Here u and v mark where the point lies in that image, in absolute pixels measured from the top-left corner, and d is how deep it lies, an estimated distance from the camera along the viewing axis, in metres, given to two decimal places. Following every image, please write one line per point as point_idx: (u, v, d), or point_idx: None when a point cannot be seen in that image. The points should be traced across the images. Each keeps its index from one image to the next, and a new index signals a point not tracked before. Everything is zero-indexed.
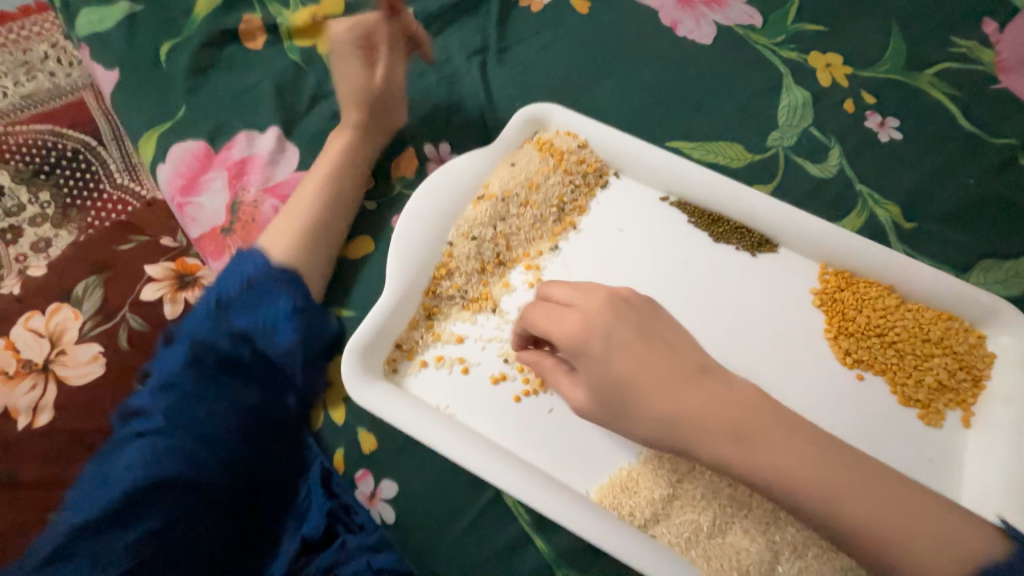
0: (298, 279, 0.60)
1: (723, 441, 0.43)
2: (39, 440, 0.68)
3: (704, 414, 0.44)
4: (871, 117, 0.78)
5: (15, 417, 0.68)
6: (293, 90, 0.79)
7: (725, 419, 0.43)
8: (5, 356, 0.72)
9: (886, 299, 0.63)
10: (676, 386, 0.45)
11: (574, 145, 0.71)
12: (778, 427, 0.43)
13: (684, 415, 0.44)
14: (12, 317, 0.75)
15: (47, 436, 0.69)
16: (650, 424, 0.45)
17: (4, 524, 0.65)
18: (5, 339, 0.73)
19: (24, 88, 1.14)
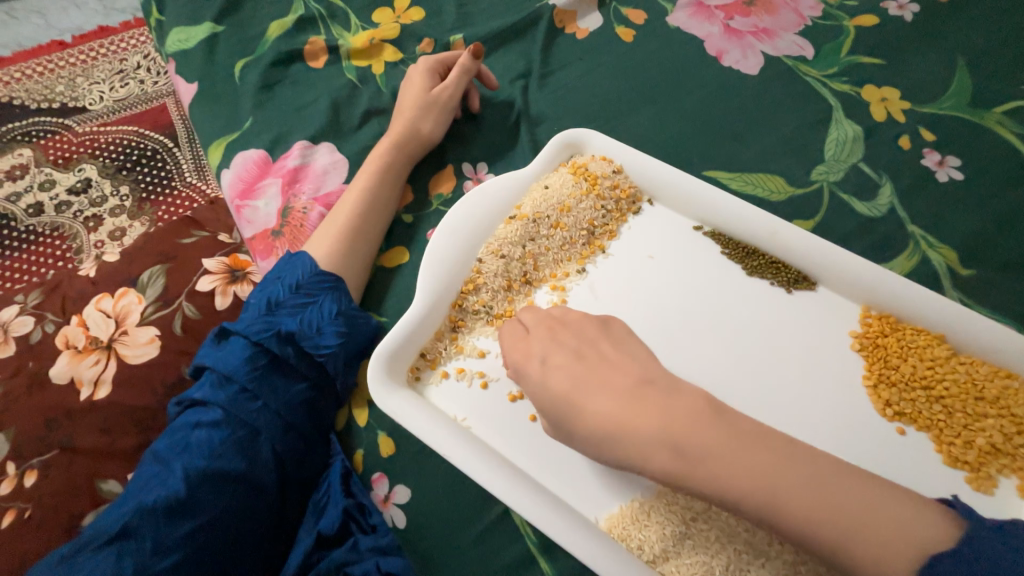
0: (340, 284, 0.64)
1: (662, 453, 0.39)
2: (97, 411, 0.75)
3: (641, 424, 0.41)
4: (928, 155, 0.74)
5: (80, 388, 0.76)
6: (347, 107, 0.85)
7: (657, 430, 0.40)
8: (77, 332, 0.81)
9: (935, 349, 0.59)
10: (618, 400, 0.43)
11: (608, 171, 0.72)
12: (719, 434, 0.39)
13: (623, 426, 0.41)
14: (88, 298, 0.84)
15: (105, 408, 0.75)
16: (593, 437, 0.43)
17: (59, 485, 0.71)
18: (80, 317, 0.82)
19: (117, 93, 1.28)
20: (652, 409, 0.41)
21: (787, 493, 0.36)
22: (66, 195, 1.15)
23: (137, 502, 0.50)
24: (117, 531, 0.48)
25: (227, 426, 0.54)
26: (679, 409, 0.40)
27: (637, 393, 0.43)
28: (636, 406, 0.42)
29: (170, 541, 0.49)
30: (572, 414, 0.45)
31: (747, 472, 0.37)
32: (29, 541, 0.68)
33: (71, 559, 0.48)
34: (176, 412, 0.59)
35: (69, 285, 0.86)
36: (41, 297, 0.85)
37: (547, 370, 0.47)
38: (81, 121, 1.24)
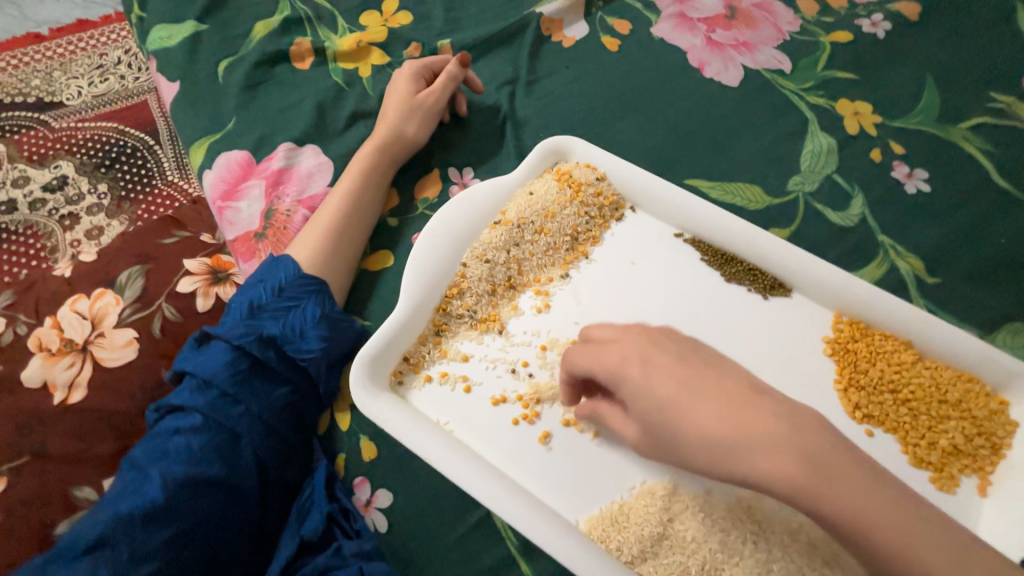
0: (323, 288, 0.63)
1: (790, 465, 0.36)
2: (71, 415, 0.73)
3: (767, 433, 0.37)
4: (898, 168, 0.77)
5: (54, 392, 0.74)
6: (333, 109, 0.84)
7: (787, 441, 0.36)
8: (51, 334, 0.79)
9: (902, 354, 0.61)
10: (732, 407, 0.39)
11: (592, 178, 0.73)
12: (843, 461, 0.37)
13: (747, 434, 0.37)
14: (63, 298, 0.82)
15: (79, 413, 0.74)
16: (703, 443, 0.39)
17: (29, 492, 0.69)
18: (53, 318, 0.80)
19: (97, 89, 1.25)
20: (774, 421, 0.38)
21: (893, 531, 0.35)
22: (41, 193, 1.12)
23: (113, 510, 0.49)
24: (91, 540, 0.48)
25: (208, 432, 0.53)
26: (802, 424, 0.38)
27: (752, 400, 0.39)
28: (757, 414, 0.38)
29: (146, 549, 0.48)
30: (677, 418, 0.40)
31: (862, 499, 0.35)
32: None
33: (43, 569, 0.47)
34: (155, 418, 0.58)
35: (43, 285, 0.84)
36: (14, 297, 0.84)
37: (649, 372, 0.44)
38: (58, 116, 1.21)
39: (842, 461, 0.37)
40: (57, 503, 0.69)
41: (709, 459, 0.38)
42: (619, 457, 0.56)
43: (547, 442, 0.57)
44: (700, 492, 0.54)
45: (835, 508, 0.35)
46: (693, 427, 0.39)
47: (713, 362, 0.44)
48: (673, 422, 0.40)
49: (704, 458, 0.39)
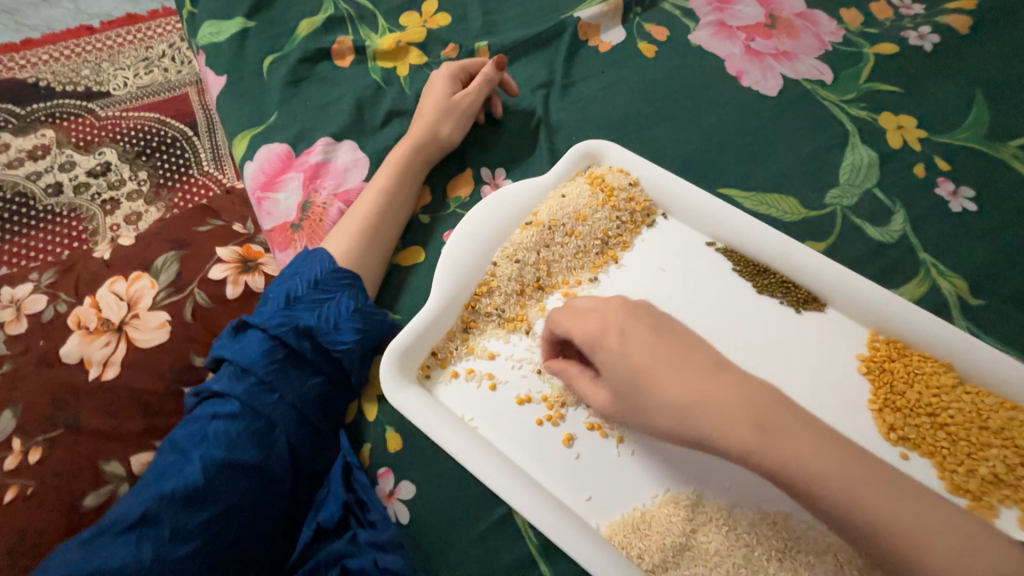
0: (357, 282, 0.65)
1: (746, 430, 0.40)
2: (105, 392, 0.76)
3: (722, 402, 0.42)
4: (942, 185, 0.75)
5: (89, 368, 0.78)
6: (371, 107, 0.86)
7: (744, 410, 0.41)
8: (89, 312, 0.82)
9: (941, 377, 0.59)
10: (704, 381, 0.43)
11: (624, 183, 0.73)
12: (800, 423, 0.41)
13: (713, 406, 0.42)
14: (102, 279, 0.86)
15: (112, 389, 0.77)
16: (667, 411, 0.43)
17: (62, 464, 0.72)
18: (92, 297, 0.84)
19: (142, 80, 1.31)
20: (741, 401, 0.41)
21: (826, 472, 0.38)
22: (85, 178, 1.17)
23: (157, 489, 0.51)
24: (135, 518, 0.49)
25: (244, 419, 0.55)
26: (768, 399, 0.42)
27: (723, 374, 0.44)
28: (729, 391, 0.42)
29: (188, 530, 0.50)
30: (648, 387, 0.45)
31: (832, 464, 0.38)
32: (29, 518, 0.68)
33: (89, 544, 0.49)
34: (192, 403, 0.60)
35: (83, 266, 0.88)
36: (55, 276, 0.87)
37: (625, 339, 0.48)
38: (105, 105, 1.27)
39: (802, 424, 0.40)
40: (88, 476, 0.72)
41: (676, 422, 0.43)
42: (645, 463, 0.56)
43: (571, 445, 0.57)
44: (725, 505, 0.53)
45: (829, 469, 0.38)
46: (670, 398, 0.43)
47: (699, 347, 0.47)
48: (647, 393, 0.45)
49: (664, 418, 0.44)
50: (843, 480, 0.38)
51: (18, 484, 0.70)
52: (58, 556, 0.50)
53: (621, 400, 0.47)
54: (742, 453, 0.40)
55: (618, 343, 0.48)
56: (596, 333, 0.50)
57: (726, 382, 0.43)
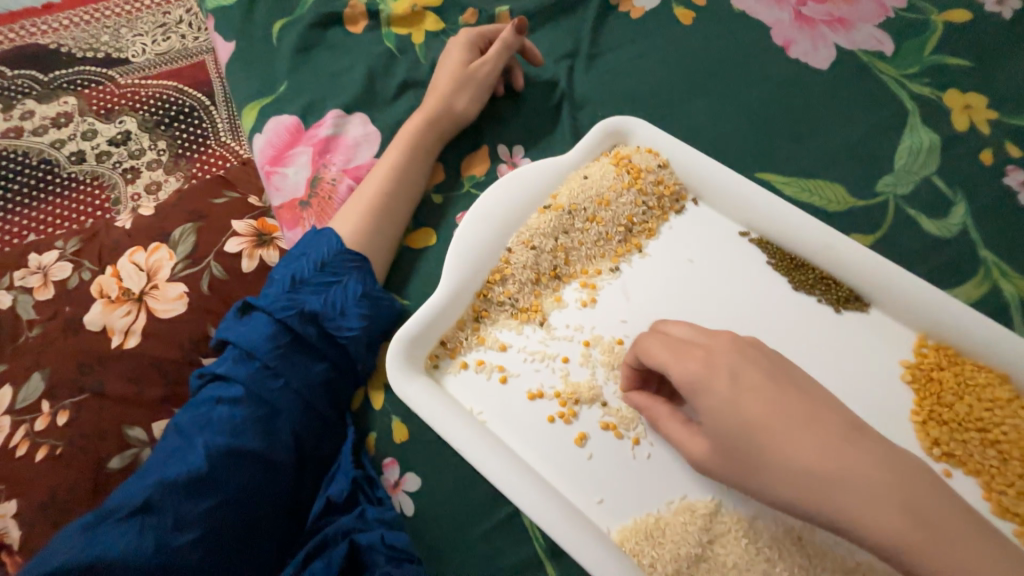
0: (365, 265, 0.62)
1: (899, 517, 0.33)
2: (126, 360, 0.77)
3: (870, 480, 0.35)
4: (1012, 174, 0.67)
5: (112, 336, 0.78)
6: (384, 77, 0.81)
7: (892, 492, 0.34)
8: (110, 281, 0.82)
9: (997, 390, 0.53)
10: (781, 410, 0.38)
11: (653, 164, 0.68)
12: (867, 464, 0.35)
13: (836, 476, 0.35)
14: (123, 249, 0.85)
15: (133, 358, 0.77)
16: (796, 481, 0.36)
17: (88, 427, 0.73)
18: (113, 267, 0.84)
19: (160, 47, 1.28)
20: (841, 438, 0.37)
21: (904, 527, 0.33)
22: (106, 146, 1.16)
23: (158, 474, 0.51)
24: (137, 507, 0.48)
25: (248, 405, 0.54)
26: (911, 470, 0.35)
27: (861, 437, 0.37)
28: (832, 440, 0.37)
29: (192, 517, 0.49)
30: (772, 452, 0.38)
31: (893, 513, 0.34)
32: (59, 477, 0.70)
33: (91, 530, 0.48)
34: (196, 385, 0.58)
35: (106, 235, 0.87)
36: (77, 244, 0.87)
37: (738, 391, 0.40)
38: (125, 73, 1.24)
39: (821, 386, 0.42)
40: (115, 440, 0.73)
41: (802, 497, 0.36)
42: (662, 466, 0.53)
43: (584, 444, 0.54)
44: (746, 515, 0.50)
45: (907, 523, 0.33)
46: (788, 461, 0.37)
47: (816, 396, 0.40)
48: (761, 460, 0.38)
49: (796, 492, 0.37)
50: (915, 474, 0.36)
51: (48, 443, 0.71)
52: (58, 540, 0.49)
53: (729, 460, 0.40)
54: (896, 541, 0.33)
55: (730, 394, 0.40)
56: (700, 381, 0.42)
57: (799, 398, 0.39)
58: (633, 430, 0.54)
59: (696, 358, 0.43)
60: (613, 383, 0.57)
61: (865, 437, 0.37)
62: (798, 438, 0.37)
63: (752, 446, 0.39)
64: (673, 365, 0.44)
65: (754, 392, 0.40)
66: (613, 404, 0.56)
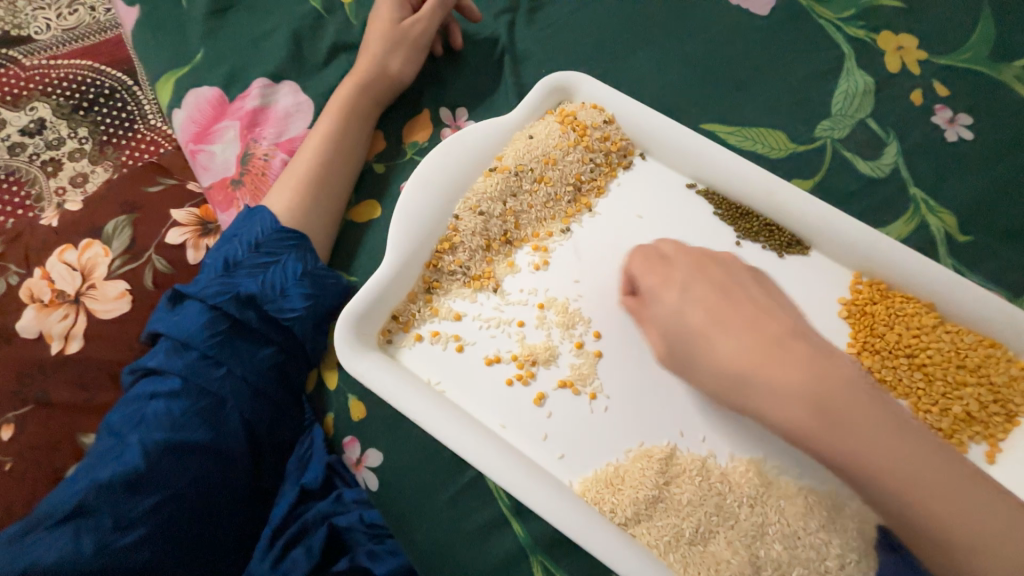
0: (305, 243, 0.59)
1: (799, 407, 0.38)
2: (71, 366, 0.72)
3: (782, 377, 0.39)
4: (939, 112, 0.69)
5: (50, 342, 0.72)
6: (311, 40, 0.75)
7: (803, 387, 0.38)
8: (40, 284, 0.75)
9: (923, 318, 0.56)
10: (720, 316, 0.43)
11: (598, 120, 0.66)
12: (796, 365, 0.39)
13: (759, 373, 0.39)
14: (51, 247, 0.78)
15: (77, 363, 0.72)
16: (720, 377, 0.41)
17: (37, 438, 0.69)
18: (42, 269, 0.76)
19: (67, 22, 1.14)
20: (747, 323, 0.42)
21: (809, 419, 0.37)
22: (19, 137, 1.05)
23: (93, 477, 0.48)
24: (71, 510, 0.47)
25: (188, 397, 0.51)
26: (834, 375, 0.38)
27: (729, 305, 0.43)
28: (730, 314, 0.43)
29: (132, 517, 0.47)
30: (702, 345, 0.42)
31: (798, 405, 0.38)
32: (11, 493, 0.66)
33: (23, 539, 0.47)
34: (130, 381, 0.56)
35: (30, 235, 0.80)
36: (0, 246, 0.79)
37: (685, 301, 0.45)
38: (29, 53, 1.10)
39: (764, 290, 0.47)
40: (68, 449, 0.69)
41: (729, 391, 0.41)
42: (620, 418, 0.54)
43: (542, 404, 0.55)
44: (700, 456, 0.53)
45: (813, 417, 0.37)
46: (703, 355, 0.42)
47: (763, 307, 0.44)
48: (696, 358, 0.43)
49: (721, 389, 0.41)
50: (845, 380, 0.38)
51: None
52: None
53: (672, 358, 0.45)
54: (801, 430, 0.38)
55: (677, 301, 0.45)
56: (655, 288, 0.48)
57: (741, 308, 0.43)
58: (590, 386, 0.55)
59: (655, 276, 0.48)
60: (570, 343, 0.58)
61: (796, 344, 0.40)
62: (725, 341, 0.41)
63: (693, 344, 0.43)
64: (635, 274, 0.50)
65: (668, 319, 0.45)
66: (570, 362, 0.57)
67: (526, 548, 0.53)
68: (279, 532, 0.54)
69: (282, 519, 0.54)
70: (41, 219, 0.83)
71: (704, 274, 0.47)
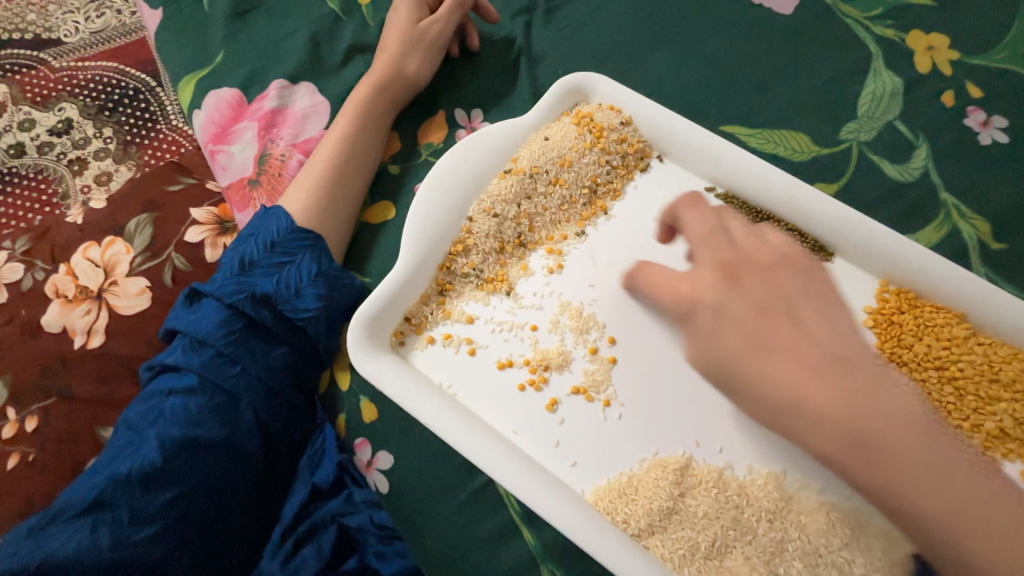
0: (319, 243, 0.59)
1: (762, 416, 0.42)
2: (92, 360, 0.73)
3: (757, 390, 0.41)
4: (972, 114, 0.66)
5: (73, 337, 0.74)
6: (328, 42, 0.76)
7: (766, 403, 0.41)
8: (64, 280, 0.77)
9: (953, 328, 0.54)
10: (759, 339, 0.41)
11: (615, 122, 0.65)
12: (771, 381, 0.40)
13: (798, 401, 0.38)
14: (76, 245, 0.80)
15: (98, 358, 0.73)
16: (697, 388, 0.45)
17: (60, 431, 0.70)
18: (66, 265, 0.78)
19: (94, 25, 1.17)
20: (800, 359, 0.39)
21: (849, 453, 0.37)
22: (47, 136, 1.08)
23: (111, 471, 0.49)
24: (89, 503, 0.48)
25: (203, 395, 0.52)
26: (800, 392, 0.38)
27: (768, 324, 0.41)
28: (770, 333, 0.40)
29: (148, 512, 0.48)
30: (738, 369, 0.42)
31: (840, 440, 0.37)
32: (35, 483, 0.68)
33: (43, 531, 0.47)
34: (147, 377, 0.56)
35: (56, 232, 0.82)
36: (28, 243, 0.81)
37: (720, 323, 0.44)
38: (58, 55, 1.14)
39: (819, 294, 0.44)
40: (88, 442, 0.71)
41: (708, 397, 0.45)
42: (633, 426, 0.53)
43: (555, 410, 0.54)
44: (717, 467, 0.51)
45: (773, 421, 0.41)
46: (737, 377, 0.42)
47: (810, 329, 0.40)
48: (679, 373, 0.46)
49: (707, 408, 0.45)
50: (890, 416, 0.36)
51: (20, 450, 0.69)
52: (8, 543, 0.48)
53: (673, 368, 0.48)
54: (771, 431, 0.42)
55: (710, 323, 0.45)
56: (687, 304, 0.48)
57: (783, 329, 0.40)
58: (604, 392, 0.54)
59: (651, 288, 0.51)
60: (583, 348, 0.57)
61: (845, 372, 0.38)
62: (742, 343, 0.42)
63: (734, 368, 0.42)
64: (665, 287, 0.52)
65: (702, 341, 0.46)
66: (583, 368, 0.56)
67: (537, 557, 0.52)
68: (289, 530, 0.55)
69: (293, 517, 0.55)
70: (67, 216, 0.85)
71: (740, 289, 0.45)
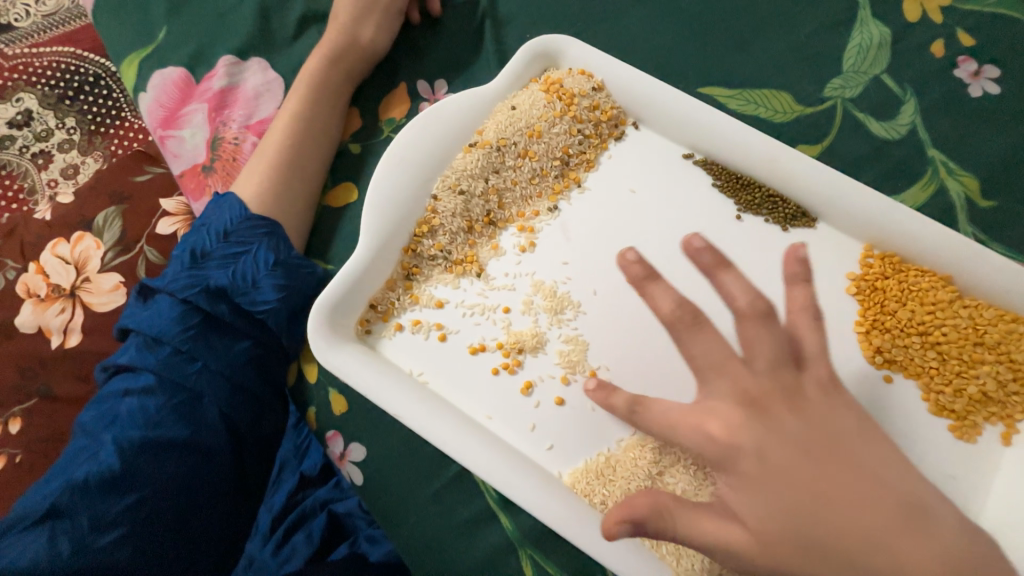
0: (276, 231, 0.56)
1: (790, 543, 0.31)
2: (69, 360, 0.71)
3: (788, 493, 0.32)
4: (963, 65, 0.63)
5: (49, 337, 0.71)
6: (279, 11, 0.70)
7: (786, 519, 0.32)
8: (35, 279, 0.74)
9: (938, 292, 0.52)
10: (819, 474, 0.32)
11: (587, 88, 0.61)
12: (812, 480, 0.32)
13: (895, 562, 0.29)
14: (44, 241, 0.76)
15: (75, 357, 0.71)
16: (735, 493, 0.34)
17: (44, 432, 0.68)
18: (36, 263, 0.75)
19: (46, 6, 1.08)
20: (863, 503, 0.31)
21: None
22: (8, 130, 1.02)
23: (67, 477, 0.47)
24: (45, 511, 0.46)
25: (161, 395, 0.49)
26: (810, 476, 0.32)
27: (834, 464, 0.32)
28: (830, 486, 0.32)
29: (109, 518, 0.46)
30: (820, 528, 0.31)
31: None
32: (23, 484, 0.66)
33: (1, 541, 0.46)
34: (103, 379, 0.54)
35: (24, 229, 0.78)
36: None
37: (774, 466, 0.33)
38: (9, 41, 1.06)
39: (864, 425, 0.35)
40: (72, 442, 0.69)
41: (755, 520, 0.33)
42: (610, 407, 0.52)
43: (530, 393, 0.53)
44: None
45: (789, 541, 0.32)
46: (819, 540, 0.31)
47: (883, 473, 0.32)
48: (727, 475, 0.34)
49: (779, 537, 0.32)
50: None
51: (5, 452, 0.67)
52: None
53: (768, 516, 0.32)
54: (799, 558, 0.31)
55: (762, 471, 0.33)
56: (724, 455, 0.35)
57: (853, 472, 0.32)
58: (580, 373, 0.53)
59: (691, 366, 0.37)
60: (558, 329, 0.55)
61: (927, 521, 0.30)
62: (702, 346, 0.36)
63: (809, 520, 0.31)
64: (683, 429, 0.36)
65: (753, 493, 0.33)
66: (558, 349, 0.54)
67: (514, 541, 0.52)
68: (280, 517, 0.55)
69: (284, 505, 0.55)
70: (35, 213, 0.81)
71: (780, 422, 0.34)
